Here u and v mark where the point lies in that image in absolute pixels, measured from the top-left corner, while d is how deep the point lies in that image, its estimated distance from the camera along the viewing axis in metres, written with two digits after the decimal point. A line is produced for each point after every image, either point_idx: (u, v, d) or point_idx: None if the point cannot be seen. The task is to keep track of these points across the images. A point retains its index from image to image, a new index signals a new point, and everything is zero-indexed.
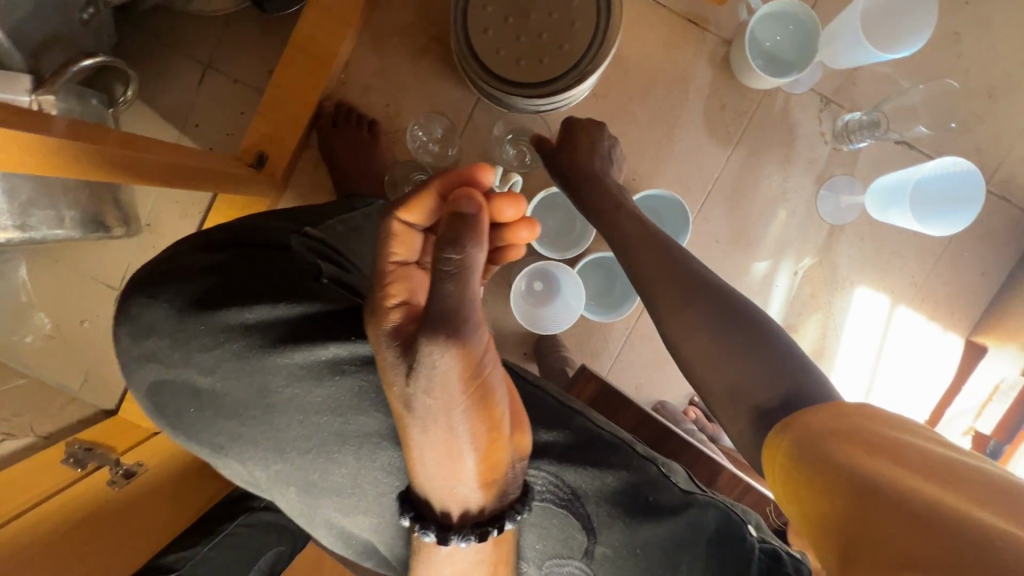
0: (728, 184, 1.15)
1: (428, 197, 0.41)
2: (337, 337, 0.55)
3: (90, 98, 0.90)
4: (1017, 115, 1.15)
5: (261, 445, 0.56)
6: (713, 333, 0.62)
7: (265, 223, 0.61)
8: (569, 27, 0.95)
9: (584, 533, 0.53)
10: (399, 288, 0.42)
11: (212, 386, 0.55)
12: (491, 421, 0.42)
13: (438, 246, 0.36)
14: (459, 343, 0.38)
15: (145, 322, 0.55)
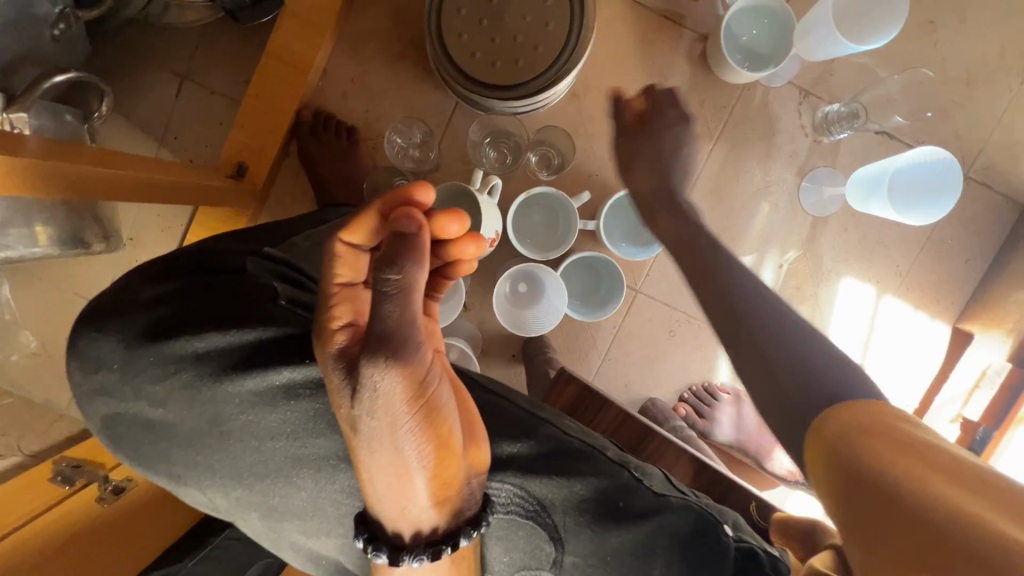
0: (711, 179, 1.15)
1: (370, 217, 0.43)
2: (291, 359, 0.53)
3: (64, 114, 0.89)
4: (995, 102, 1.15)
5: (218, 473, 0.54)
6: (772, 343, 0.61)
7: (221, 246, 0.61)
8: (543, 29, 0.95)
9: (552, 544, 0.53)
10: (343, 311, 0.44)
11: (164, 419, 0.53)
12: (440, 438, 0.43)
13: (376, 267, 0.37)
14: (401, 362, 0.39)
15: (93, 356, 0.54)
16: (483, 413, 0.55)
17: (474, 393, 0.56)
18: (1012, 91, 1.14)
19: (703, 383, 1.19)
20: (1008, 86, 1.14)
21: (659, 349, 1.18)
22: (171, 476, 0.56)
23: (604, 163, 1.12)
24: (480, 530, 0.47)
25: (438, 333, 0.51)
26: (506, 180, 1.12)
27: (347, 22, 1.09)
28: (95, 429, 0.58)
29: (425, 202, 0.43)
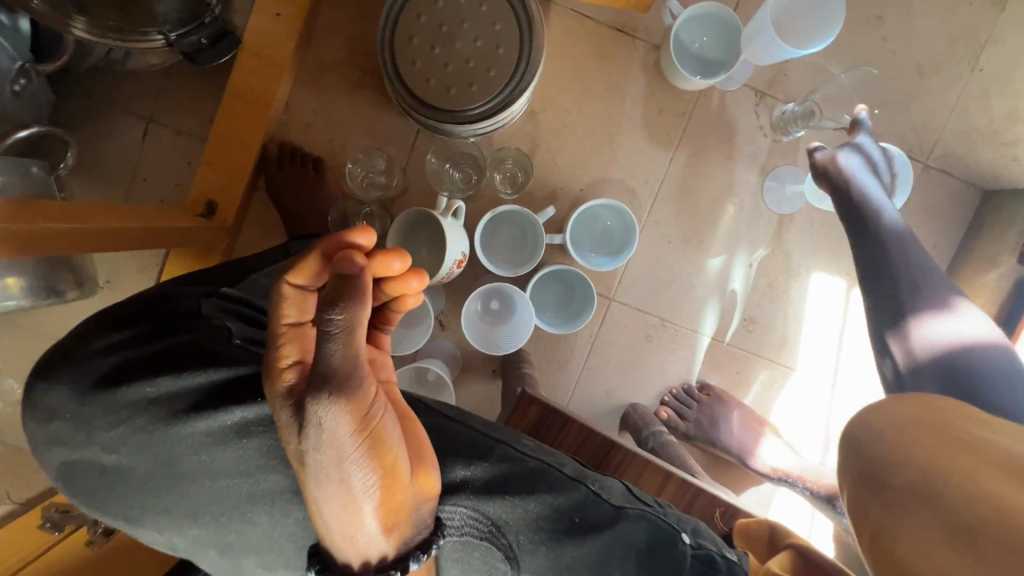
0: (675, 185, 1.17)
1: (314, 259, 0.42)
2: (243, 399, 0.54)
3: (31, 166, 0.90)
4: (948, 91, 1.17)
5: (173, 514, 0.54)
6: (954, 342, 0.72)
7: (176, 290, 0.63)
8: (494, 52, 0.97)
9: (506, 563, 0.54)
10: (289, 350, 0.44)
11: (118, 464, 0.54)
12: (384, 467, 0.43)
13: (318, 308, 0.37)
14: (344, 395, 0.40)
15: (46, 407, 0.55)
16: (438, 438, 0.58)
17: (426, 419, 0.59)
18: (963, 79, 1.16)
19: (683, 384, 1.20)
20: (959, 74, 1.16)
21: (635, 354, 1.20)
22: (128, 519, 0.56)
23: (568, 176, 1.14)
24: (429, 554, 0.48)
25: (388, 363, 0.56)
26: (473, 199, 1.13)
27: (306, 54, 1.11)
28: (53, 476, 0.58)
29: (366, 242, 0.41)
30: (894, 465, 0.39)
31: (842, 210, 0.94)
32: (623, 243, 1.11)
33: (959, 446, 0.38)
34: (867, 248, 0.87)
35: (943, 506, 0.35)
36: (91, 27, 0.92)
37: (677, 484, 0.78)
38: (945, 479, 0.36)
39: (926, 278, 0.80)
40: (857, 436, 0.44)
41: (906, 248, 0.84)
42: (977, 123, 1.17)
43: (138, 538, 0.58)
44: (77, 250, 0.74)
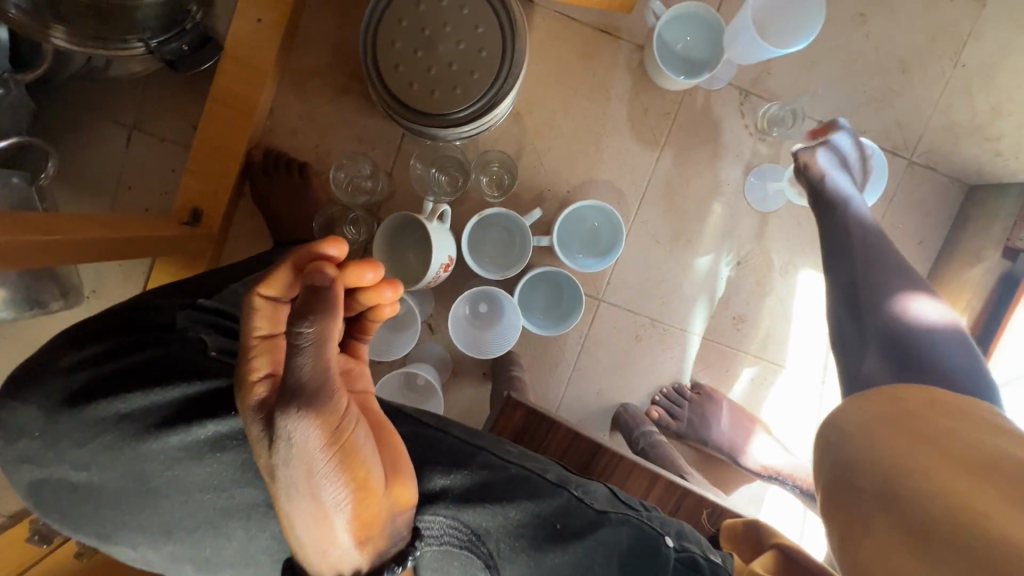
0: (662, 184, 1.17)
1: (285, 269, 0.43)
2: (216, 413, 0.54)
3: (11, 178, 0.89)
4: (931, 87, 1.17)
5: (148, 530, 0.53)
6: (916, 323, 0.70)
7: (151, 304, 0.63)
8: (478, 55, 0.96)
9: (487, 571, 0.54)
10: (262, 363, 0.44)
11: (89, 481, 0.53)
12: (354, 481, 0.43)
13: (288, 320, 0.36)
14: (313, 410, 0.39)
15: (15, 425, 0.54)
16: (417, 447, 0.57)
17: (406, 428, 0.59)
18: (946, 75, 1.17)
19: (673, 383, 1.21)
20: (941, 70, 1.17)
21: (625, 354, 1.20)
22: (101, 536, 0.55)
23: (554, 177, 1.14)
24: (407, 564, 0.48)
25: (366, 373, 0.54)
26: (460, 202, 1.13)
27: (289, 59, 1.10)
28: (24, 494, 0.57)
29: (338, 254, 0.42)
30: (864, 469, 0.46)
31: (813, 201, 0.97)
32: (610, 243, 1.11)
33: (919, 451, 0.44)
34: (834, 237, 0.88)
35: (901, 508, 0.41)
36: (71, 36, 0.91)
37: (664, 485, 0.78)
38: (903, 484, 0.42)
39: (890, 261, 0.80)
40: (841, 451, 0.49)
41: (869, 235, 0.86)
42: (960, 118, 1.18)
43: (112, 554, 0.58)
44: (58, 263, 0.74)
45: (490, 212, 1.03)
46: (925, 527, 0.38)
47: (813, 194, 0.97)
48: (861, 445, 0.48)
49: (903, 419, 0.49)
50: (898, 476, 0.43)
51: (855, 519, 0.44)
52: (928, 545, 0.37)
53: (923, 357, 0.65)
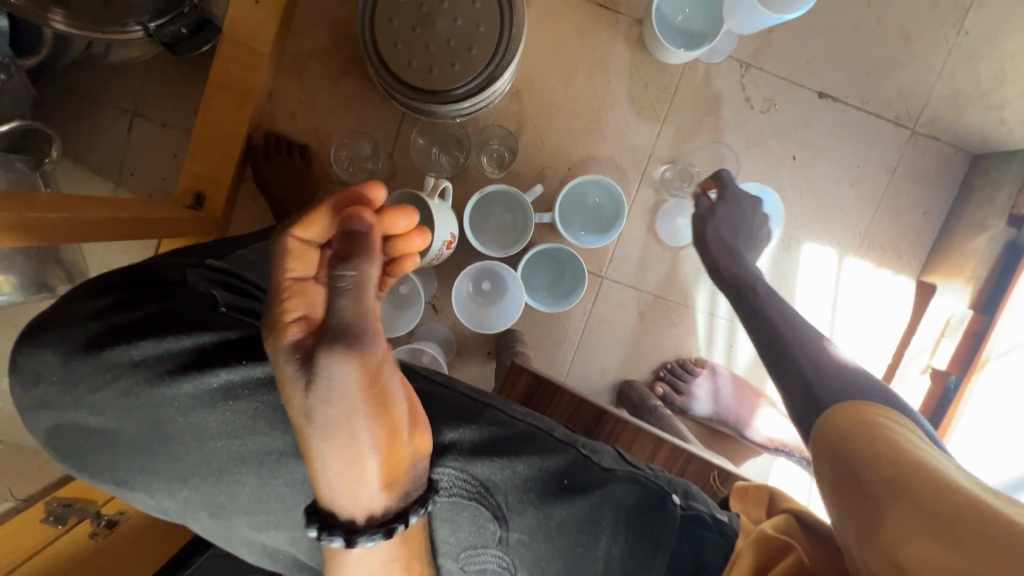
0: (663, 159, 1.16)
1: (324, 211, 0.42)
2: (229, 362, 0.54)
3: (15, 162, 0.89)
4: (933, 55, 1.16)
5: (163, 475, 0.53)
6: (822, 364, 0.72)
7: (163, 259, 0.61)
8: (475, 31, 0.96)
9: (495, 522, 0.54)
10: (298, 304, 0.43)
11: (107, 426, 0.53)
12: (382, 425, 0.44)
13: (332, 263, 0.38)
14: (357, 348, 0.40)
15: (32, 370, 0.53)
16: (426, 402, 0.58)
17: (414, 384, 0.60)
18: (950, 43, 1.16)
19: (678, 359, 1.20)
20: (945, 37, 1.16)
21: (628, 330, 1.20)
22: (117, 482, 0.56)
23: (555, 153, 1.14)
24: (428, 507, 0.50)
25: None
26: (461, 181, 1.13)
27: (287, 41, 1.10)
28: (41, 441, 0.58)
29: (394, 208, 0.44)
30: (873, 461, 0.49)
31: (728, 291, 0.94)
32: (611, 219, 1.11)
33: (926, 462, 0.48)
34: (758, 328, 0.82)
35: (917, 498, 0.44)
36: (70, 19, 0.91)
37: (668, 451, 0.78)
38: (914, 479, 0.46)
39: (815, 352, 0.74)
40: (844, 449, 0.53)
41: (787, 320, 0.81)
42: (965, 86, 1.17)
43: (129, 501, 0.58)
44: (65, 240, 0.74)
45: (491, 189, 1.03)
46: (949, 519, 0.41)
47: (729, 283, 0.94)
48: (856, 444, 0.52)
49: (866, 430, 0.53)
50: (911, 473, 0.46)
51: (857, 513, 0.47)
52: (951, 535, 0.41)
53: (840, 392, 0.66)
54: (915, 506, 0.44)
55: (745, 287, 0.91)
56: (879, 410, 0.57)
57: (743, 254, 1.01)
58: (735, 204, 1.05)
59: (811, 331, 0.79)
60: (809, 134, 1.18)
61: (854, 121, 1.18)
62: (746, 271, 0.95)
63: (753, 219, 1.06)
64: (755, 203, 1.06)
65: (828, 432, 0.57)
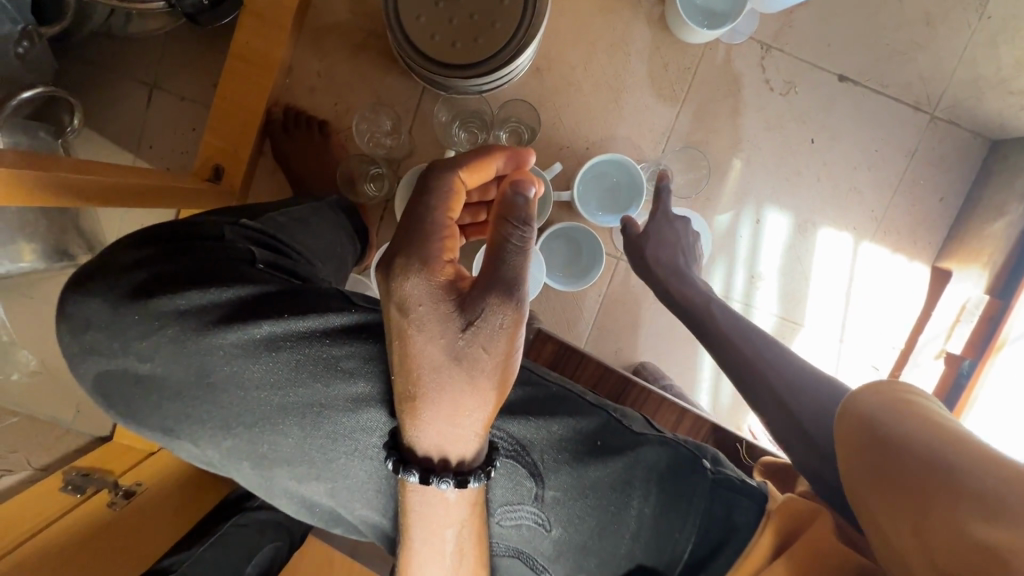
0: (681, 140, 1.16)
1: (492, 164, 0.51)
2: (271, 314, 0.54)
3: (37, 131, 0.89)
4: (955, 39, 1.16)
5: (208, 423, 0.54)
6: (793, 365, 0.72)
7: (199, 217, 0.62)
8: (498, 5, 0.96)
9: (532, 480, 0.55)
10: (452, 246, 0.48)
11: (152, 373, 0.54)
12: (507, 379, 0.48)
13: (518, 222, 0.45)
14: (515, 306, 0.45)
15: (81, 317, 0.54)
16: None
17: None
18: (972, 27, 1.15)
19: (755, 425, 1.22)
20: (967, 21, 1.15)
21: (643, 314, 1.20)
22: (162, 430, 0.56)
23: (574, 133, 1.14)
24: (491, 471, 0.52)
25: None
26: None
27: (307, 15, 1.10)
28: (86, 390, 0.58)
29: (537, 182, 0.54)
30: (909, 451, 0.48)
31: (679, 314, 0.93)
32: (627, 201, 1.11)
33: (962, 441, 0.47)
34: (728, 352, 0.79)
35: (963, 480, 0.44)
36: None
37: (692, 420, 0.82)
38: (954, 461, 0.46)
39: (794, 387, 0.70)
40: (878, 436, 0.52)
41: (755, 341, 0.78)
42: (986, 72, 1.16)
43: (171, 451, 0.58)
44: (90, 203, 0.75)
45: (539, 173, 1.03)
46: (1000, 497, 0.42)
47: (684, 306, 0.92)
48: (890, 432, 0.51)
49: (888, 419, 0.52)
50: (950, 456, 0.46)
51: (910, 509, 0.46)
52: (1005, 514, 0.41)
53: (812, 427, 0.66)
54: (975, 499, 0.43)
55: (702, 308, 0.89)
56: (903, 390, 0.55)
57: (687, 271, 1.00)
58: (667, 225, 1.04)
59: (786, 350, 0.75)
60: (827, 118, 1.18)
61: (873, 105, 1.18)
62: (698, 291, 0.94)
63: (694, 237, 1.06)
64: (687, 221, 1.05)
65: (850, 425, 0.55)
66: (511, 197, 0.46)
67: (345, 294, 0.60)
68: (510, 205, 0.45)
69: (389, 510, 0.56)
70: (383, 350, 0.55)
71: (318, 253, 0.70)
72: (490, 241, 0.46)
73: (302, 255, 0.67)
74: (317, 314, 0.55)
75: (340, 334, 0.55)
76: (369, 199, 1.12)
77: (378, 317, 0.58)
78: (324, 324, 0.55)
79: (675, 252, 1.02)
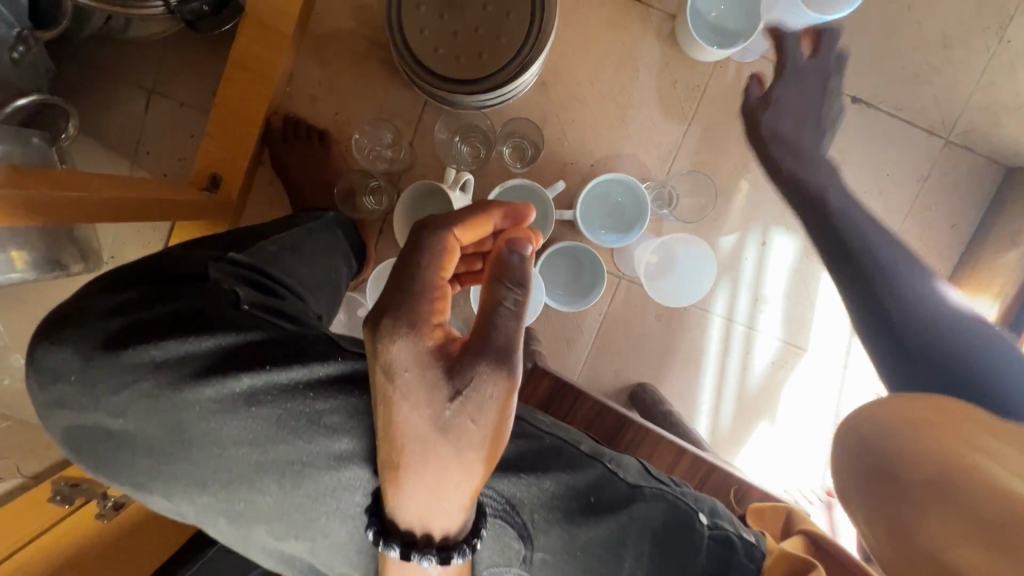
0: (688, 157, 1.14)
1: (489, 219, 0.51)
2: (252, 367, 0.54)
3: (31, 138, 0.87)
4: (973, 63, 1.13)
5: (184, 481, 0.54)
6: (923, 298, 0.64)
7: (185, 253, 0.62)
8: (505, 20, 0.93)
9: (521, 541, 0.56)
10: (442, 308, 0.47)
11: (124, 428, 0.54)
12: (495, 451, 0.48)
13: (511, 285, 0.45)
14: (508, 374, 0.45)
15: (50, 368, 0.54)
16: None
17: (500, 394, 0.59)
18: (990, 50, 1.12)
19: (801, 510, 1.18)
20: (985, 44, 1.12)
21: (644, 336, 1.17)
22: (136, 484, 0.56)
23: (579, 150, 1.12)
24: (477, 542, 0.52)
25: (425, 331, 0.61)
26: (482, 174, 1.11)
27: (309, 23, 1.08)
28: (59, 438, 0.58)
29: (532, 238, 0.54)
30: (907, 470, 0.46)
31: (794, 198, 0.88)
32: (631, 221, 1.09)
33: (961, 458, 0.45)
34: (865, 288, 0.68)
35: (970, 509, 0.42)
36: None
37: (690, 457, 0.80)
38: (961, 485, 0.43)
39: (920, 316, 0.63)
40: (876, 449, 0.50)
41: (903, 277, 0.67)
42: (1003, 97, 1.13)
43: (145, 503, 0.59)
44: (79, 220, 0.72)
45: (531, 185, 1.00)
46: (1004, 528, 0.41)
47: (787, 183, 0.94)
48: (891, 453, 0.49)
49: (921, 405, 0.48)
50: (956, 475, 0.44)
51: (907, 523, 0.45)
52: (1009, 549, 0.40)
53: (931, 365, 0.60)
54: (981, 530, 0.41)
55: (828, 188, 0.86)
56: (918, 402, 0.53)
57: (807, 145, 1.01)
58: (796, 85, 1.05)
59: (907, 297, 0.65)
60: (840, 139, 1.15)
61: (887, 127, 1.15)
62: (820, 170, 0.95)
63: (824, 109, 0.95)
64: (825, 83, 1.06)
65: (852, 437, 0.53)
66: (507, 255, 0.46)
67: (332, 338, 0.60)
68: (505, 265, 0.46)
69: (369, 566, 0.57)
70: (367, 404, 0.56)
71: (310, 282, 0.69)
72: (483, 304, 0.46)
73: (292, 289, 0.66)
74: (299, 365, 0.55)
75: (324, 386, 0.55)
76: (369, 213, 1.10)
77: (364, 366, 0.58)
78: (307, 376, 0.55)
79: (802, 121, 1.04)
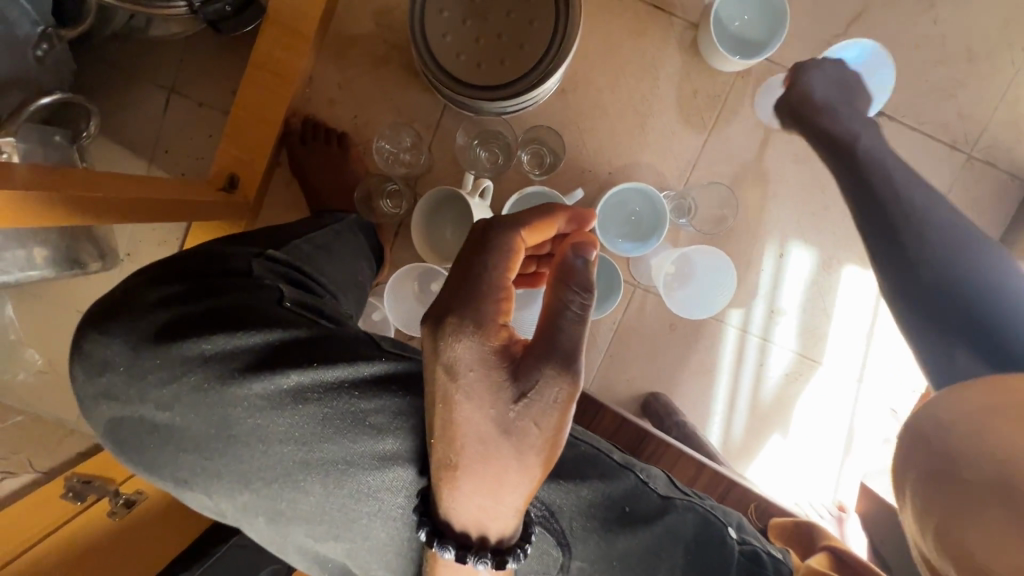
0: (707, 166, 1.13)
1: (553, 223, 0.52)
2: (300, 364, 0.55)
3: (52, 137, 0.88)
4: (997, 78, 1.11)
5: (227, 477, 0.55)
6: (945, 235, 0.68)
7: (224, 250, 0.63)
8: (528, 26, 0.93)
9: (559, 549, 0.57)
10: (507, 309, 0.47)
11: (171, 421, 0.55)
12: (552, 456, 0.48)
13: (577, 289, 0.46)
14: (571, 378, 0.46)
15: (99, 358, 0.55)
16: None
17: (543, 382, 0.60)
18: (1015, 66, 1.11)
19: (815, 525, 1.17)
20: (1011, 60, 1.11)
21: (660, 346, 1.17)
22: (177, 480, 0.57)
23: (598, 157, 1.11)
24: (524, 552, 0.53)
25: None
26: (500, 180, 1.10)
27: (331, 26, 1.08)
28: (99, 430, 0.59)
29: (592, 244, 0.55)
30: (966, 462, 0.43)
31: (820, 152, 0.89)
32: (649, 231, 1.08)
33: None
34: (883, 223, 0.72)
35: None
36: None
37: (709, 474, 0.79)
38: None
39: (938, 249, 0.67)
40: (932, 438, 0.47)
41: (924, 215, 0.71)
42: None
43: (182, 498, 0.59)
44: (96, 220, 0.72)
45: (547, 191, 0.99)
46: None
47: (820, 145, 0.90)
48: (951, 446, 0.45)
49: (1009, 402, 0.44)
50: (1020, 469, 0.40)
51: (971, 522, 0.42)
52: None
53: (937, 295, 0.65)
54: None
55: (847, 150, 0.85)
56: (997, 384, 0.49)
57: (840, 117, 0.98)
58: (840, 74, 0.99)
59: (939, 255, 0.67)
60: None
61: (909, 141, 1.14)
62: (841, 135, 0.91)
63: (859, 91, 0.96)
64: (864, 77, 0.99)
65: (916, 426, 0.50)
66: (572, 260, 0.48)
67: (374, 339, 0.61)
68: (570, 270, 0.47)
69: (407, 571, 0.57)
70: (410, 405, 0.56)
71: (340, 281, 0.69)
72: (547, 306, 0.47)
73: (327, 288, 0.67)
74: (345, 364, 0.56)
75: (370, 386, 0.56)
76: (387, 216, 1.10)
77: (407, 367, 0.58)
78: (352, 375, 0.56)
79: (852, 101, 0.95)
